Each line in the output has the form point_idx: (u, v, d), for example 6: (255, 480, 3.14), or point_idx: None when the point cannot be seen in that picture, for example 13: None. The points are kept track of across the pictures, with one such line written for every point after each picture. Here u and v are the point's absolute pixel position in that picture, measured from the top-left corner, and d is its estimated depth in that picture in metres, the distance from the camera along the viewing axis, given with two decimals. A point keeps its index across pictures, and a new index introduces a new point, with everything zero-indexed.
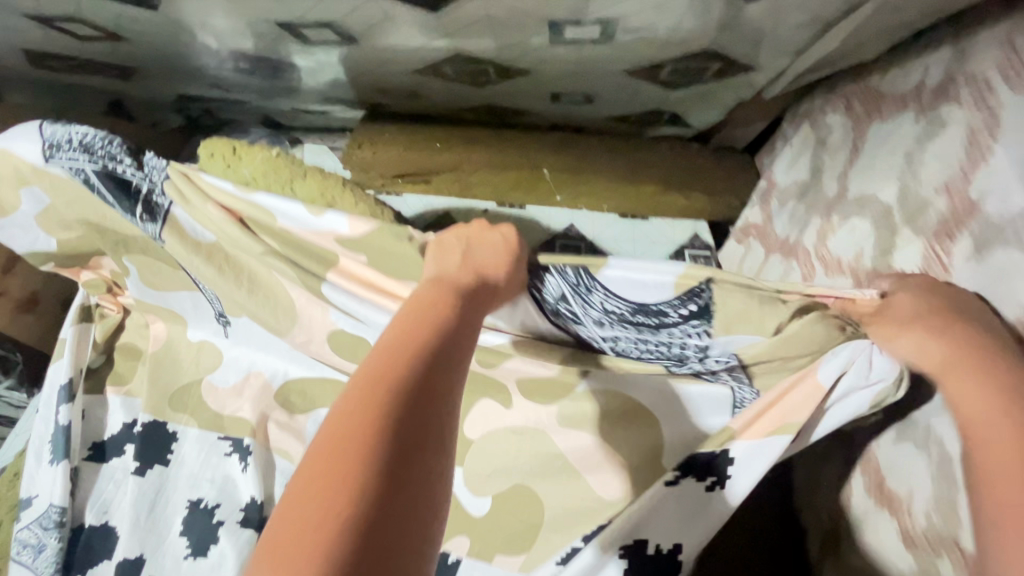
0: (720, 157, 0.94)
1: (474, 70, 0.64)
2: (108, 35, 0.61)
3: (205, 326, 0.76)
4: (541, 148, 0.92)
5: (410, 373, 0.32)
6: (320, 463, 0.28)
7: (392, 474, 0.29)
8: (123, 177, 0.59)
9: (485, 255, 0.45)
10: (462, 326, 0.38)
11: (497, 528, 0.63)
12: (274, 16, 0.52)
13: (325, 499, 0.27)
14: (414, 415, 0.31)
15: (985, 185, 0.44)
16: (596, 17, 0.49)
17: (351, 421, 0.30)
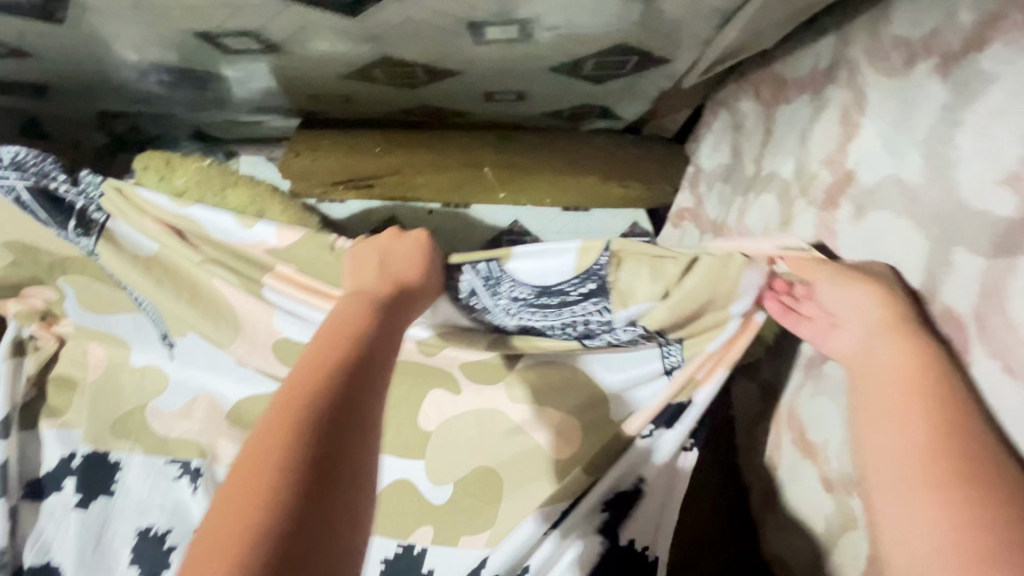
0: (654, 146, 0.97)
1: (404, 73, 0.64)
2: (13, 52, 0.59)
3: (149, 350, 0.72)
4: (482, 147, 0.93)
5: (335, 377, 0.34)
6: (241, 481, 0.29)
7: (315, 482, 0.29)
8: (57, 193, 0.60)
9: (401, 263, 0.48)
10: (385, 331, 0.40)
11: (460, 512, 0.63)
12: (187, 26, 0.51)
13: (246, 512, 0.27)
14: (337, 421, 0.32)
15: (858, 155, 0.49)
16: (512, 17, 0.50)
17: (272, 434, 0.30)
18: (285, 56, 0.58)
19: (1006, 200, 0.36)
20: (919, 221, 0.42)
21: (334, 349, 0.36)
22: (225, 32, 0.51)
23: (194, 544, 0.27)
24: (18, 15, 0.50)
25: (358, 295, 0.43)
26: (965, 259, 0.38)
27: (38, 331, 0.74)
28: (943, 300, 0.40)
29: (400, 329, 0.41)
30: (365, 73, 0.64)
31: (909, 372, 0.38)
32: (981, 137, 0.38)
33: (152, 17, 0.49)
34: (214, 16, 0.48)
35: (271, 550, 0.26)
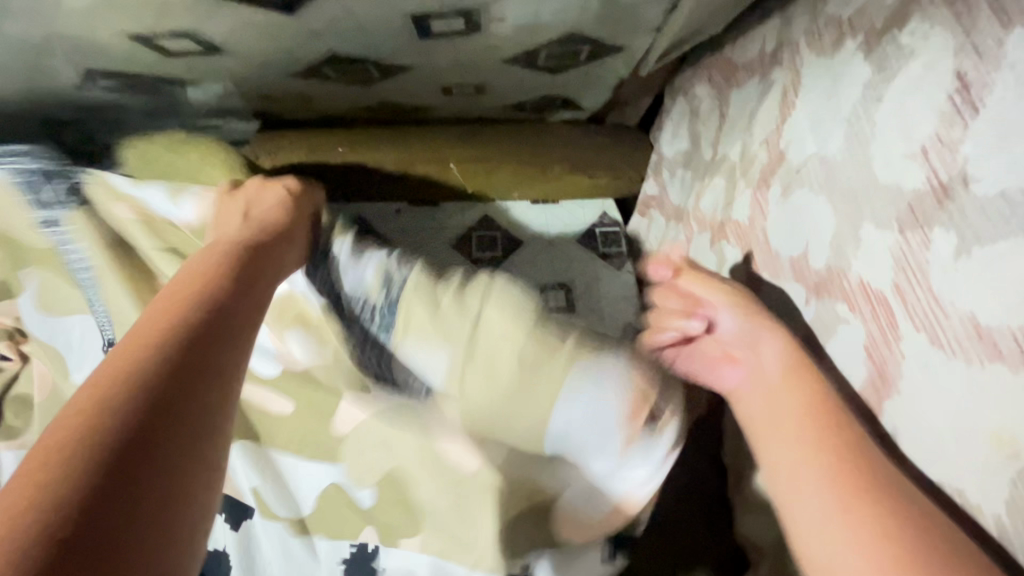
0: (618, 134, 0.98)
1: (355, 69, 0.63)
2: None
3: (85, 364, 0.64)
4: (447, 142, 0.93)
5: (191, 305, 0.36)
6: (106, 370, 0.31)
7: (183, 365, 0.32)
8: (52, 171, 0.62)
9: (266, 214, 0.53)
10: (251, 262, 0.44)
11: (393, 518, 0.51)
12: (120, 28, 0.49)
13: (114, 388, 0.29)
14: (208, 322, 0.35)
15: (790, 134, 0.49)
16: (455, 8, 0.50)
17: (142, 336, 0.33)
18: (226, 56, 0.56)
19: (914, 176, 0.37)
20: (826, 195, 0.44)
21: (207, 275, 0.40)
22: (160, 34, 0.50)
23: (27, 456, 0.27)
24: None
25: (236, 236, 0.48)
26: (873, 235, 0.40)
27: (1, 348, 0.70)
28: (855, 275, 0.41)
29: (267, 275, 0.44)
30: (313, 71, 0.63)
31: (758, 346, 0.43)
32: (897, 112, 0.39)
33: (79, 19, 0.47)
34: (145, 16, 0.47)
35: (125, 415, 0.28)
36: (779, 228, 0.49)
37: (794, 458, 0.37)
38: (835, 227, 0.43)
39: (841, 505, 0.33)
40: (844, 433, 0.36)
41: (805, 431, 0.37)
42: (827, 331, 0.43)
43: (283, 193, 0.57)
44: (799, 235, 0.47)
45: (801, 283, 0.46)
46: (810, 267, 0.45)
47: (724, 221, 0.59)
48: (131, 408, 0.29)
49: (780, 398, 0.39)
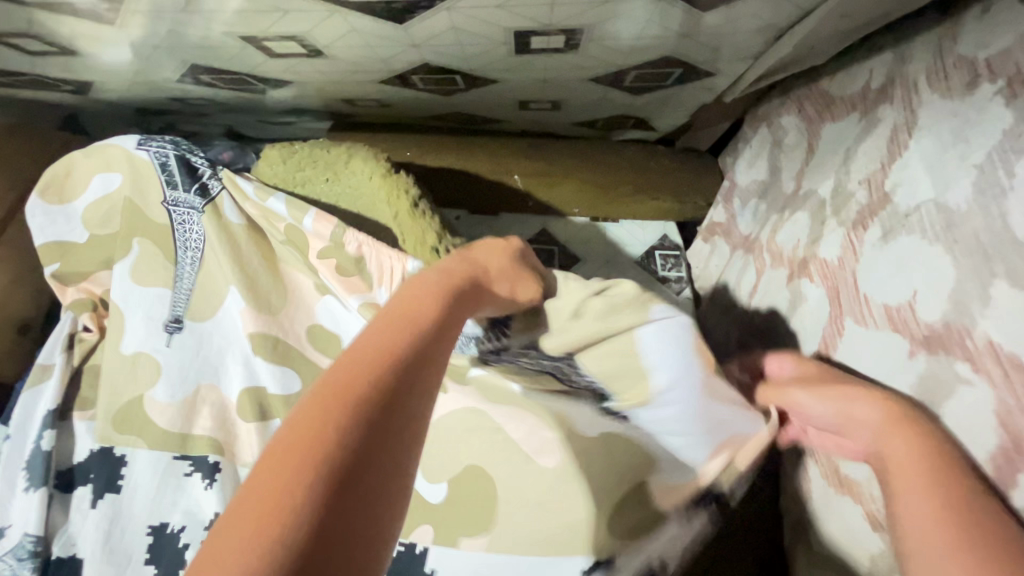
0: (685, 159, 0.97)
1: (442, 79, 0.64)
2: (64, 51, 0.57)
3: (149, 339, 0.70)
4: (513, 154, 0.94)
5: (399, 351, 0.35)
6: (296, 434, 0.30)
7: (362, 456, 0.29)
8: (194, 164, 0.72)
9: (489, 259, 0.51)
10: (451, 323, 0.40)
11: (454, 512, 0.55)
12: (237, 29, 0.50)
13: (297, 471, 0.28)
14: (394, 402, 0.32)
15: (898, 177, 0.47)
16: (561, 27, 0.49)
17: (333, 397, 0.31)
18: (326, 60, 0.57)
19: None
20: (945, 248, 0.42)
21: (403, 331, 0.37)
22: (272, 35, 0.51)
23: (254, 466, 0.29)
24: (73, 16, 0.49)
25: (448, 278, 0.45)
26: (1005, 295, 0.37)
27: (86, 319, 0.75)
28: (981, 333, 0.38)
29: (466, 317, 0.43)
30: (403, 78, 0.64)
31: (931, 452, 0.38)
32: None
33: (203, 20, 0.49)
34: (264, 18, 0.48)
35: (303, 519, 0.26)
36: (876, 274, 0.47)
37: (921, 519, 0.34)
38: (955, 279, 0.41)
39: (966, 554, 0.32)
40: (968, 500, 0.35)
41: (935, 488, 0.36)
42: (942, 390, 0.41)
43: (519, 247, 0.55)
44: (898, 285, 0.45)
45: (902, 335, 0.44)
46: (916, 319, 0.43)
47: (806, 258, 0.56)
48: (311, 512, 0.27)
49: (900, 455, 0.39)
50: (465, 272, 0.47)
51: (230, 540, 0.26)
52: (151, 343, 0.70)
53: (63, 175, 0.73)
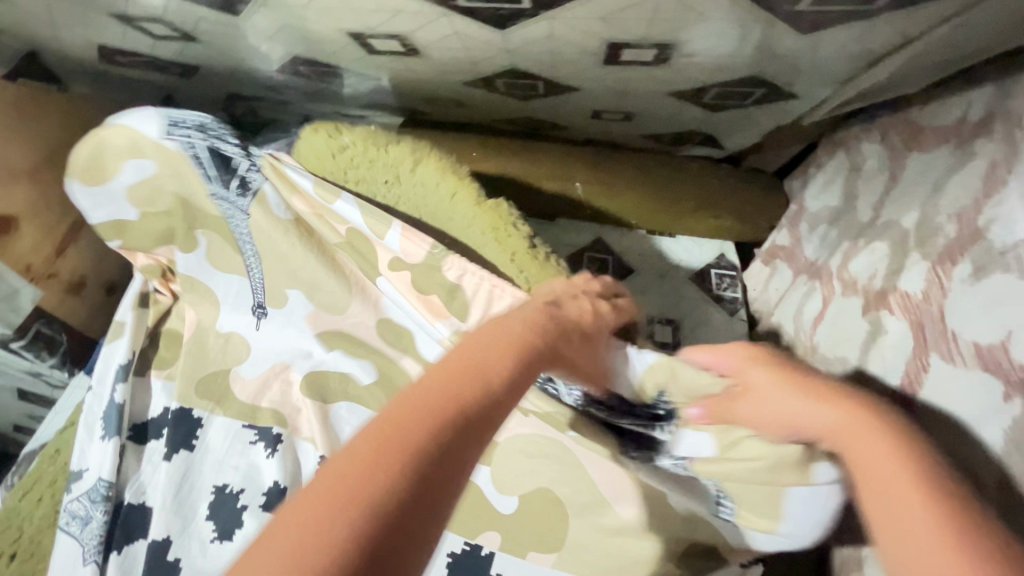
0: (751, 179, 0.95)
1: (524, 84, 0.66)
2: (184, 36, 0.62)
3: (239, 316, 0.77)
4: (577, 161, 0.95)
5: (463, 401, 0.34)
6: (340, 473, 0.30)
7: (406, 514, 0.29)
8: (227, 154, 0.69)
9: (570, 314, 0.47)
10: (523, 377, 0.38)
11: (525, 527, 0.63)
12: (347, 26, 0.54)
13: (333, 518, 0.28)
14: (448, 456, 0.31)
15: (993, 213, 0.46)
16: (655, 41, 0.50)
17: (385, 438, 0.31)
18: (421, 60, 0.60)
19: None
20: None
21: (472, 378, 0.35)
22: (377, 33, 0.54)
23: (288, 501, 0.29)
24: (201, 5, 0.54)
25: (527, 325, 0.42)
26: None
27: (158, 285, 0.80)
28: None
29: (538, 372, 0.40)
30: (487, 81, 0.67)
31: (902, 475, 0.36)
32: None
33: (317, 15, 0.52)
34: (373, 17, 0.51)
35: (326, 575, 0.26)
36: (963, 311, 0.47)
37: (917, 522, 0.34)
38: None
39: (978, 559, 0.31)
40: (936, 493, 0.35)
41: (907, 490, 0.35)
42: None
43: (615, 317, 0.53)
44: (991, 323, 0.44)
45: (994, 376, 0.43)
46: (1009, 359, 0.42)
47: (884, 288, 0.57)
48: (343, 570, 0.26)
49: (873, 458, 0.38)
50: (545, 323, 0.43)
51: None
52: (241, 323, 0.77)
53: (96, 157, 0.69)
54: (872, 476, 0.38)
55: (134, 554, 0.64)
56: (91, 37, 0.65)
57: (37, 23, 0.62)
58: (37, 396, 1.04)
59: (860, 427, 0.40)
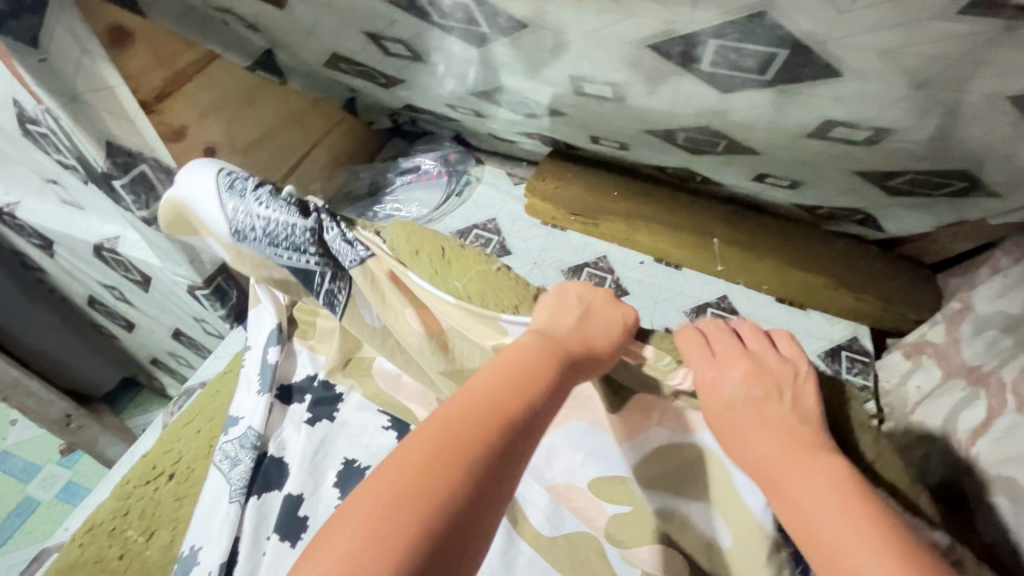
0: (900, 268, 0.92)
1: (704, 141, 0.69)
2: (414, 55, 0.70)
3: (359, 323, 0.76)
4: (717, 219, 0.97)
5: (510, 410, 0.41)
6: (424, 463, 0.36)
7: (477, 490, 0.36)
8: (304, 266, 0.67)
9: (602, 335, 0.51)
10: (557, 390, 0.45)
11: None
12: (572, 70, 0.59)
13: (418, 498, 0.35)
14: (502, 455, 0.39)
15: None
16: (875, 125, 0.51)
17: (456, 432, 0.39)
18: (621, 107, 0.64)
19: None
20: None
21: (514, 388, 0.43)
22: (597, 79, 0.59)
23: (374, 479, 0.36)
24: (450, 35, 0.61)
25: (556, 348, 0.48)
26: None
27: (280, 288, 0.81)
28: None
29: (571, 388, 0.47)
30: (668, 133, 0.70)
31: (788, 447, 0.42)
32: None
33: (548, 57, 0.58)
34: (601, 65, 0.55)
35: (426, 538, 0.34)
36: None
37: (849, 538, 0.36)
38: None
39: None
40: (894, 520, 0.36)
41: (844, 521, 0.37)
42: None
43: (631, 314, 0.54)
44: None
45: None
46: None
47: None
48: (426, 540, 0.33)
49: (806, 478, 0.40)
50: (577, 345, 0.49)
51: (366, 528, 0.34)
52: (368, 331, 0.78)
53: (180, 220, 0.69)
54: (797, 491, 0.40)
55: (270, 502, 0.70)
56: (331, 46, 0.75)
57: (296, 33, 0.72)
58: (188, 338, 1.19)
59: (807, 456, 0.41)
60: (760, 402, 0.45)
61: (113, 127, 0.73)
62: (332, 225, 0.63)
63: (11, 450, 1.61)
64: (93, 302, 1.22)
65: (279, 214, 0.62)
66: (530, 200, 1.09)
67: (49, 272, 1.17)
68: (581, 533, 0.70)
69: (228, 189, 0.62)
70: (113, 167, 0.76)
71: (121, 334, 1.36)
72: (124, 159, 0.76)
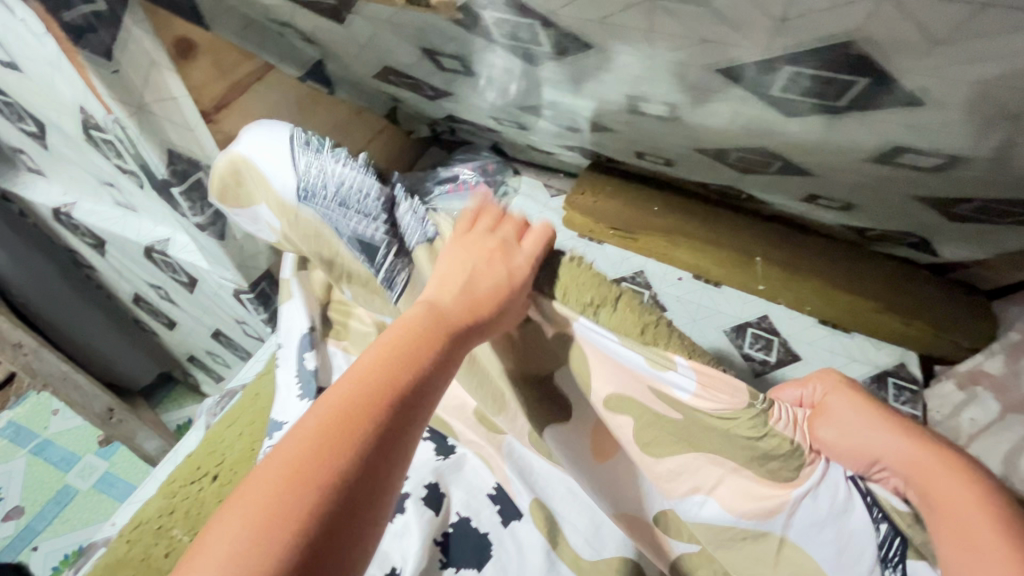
0: (952, 295, 0.88)
1: (758, 161, 0.67)
2: (467, 70, 0.70)
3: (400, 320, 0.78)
4: (760, 237, 0.95)
5: (379, 396, 0.42)
6: (293, 469, 0.38)
7: (349, 483, 0.39)
8: (371, 237, 0.63)
9: (487, 297, 0.50)
10: (439, 367, 0.47)
11: None
12: (630, 88, 0.58)
13: (289, 502, 0.37)
14: (371, 440, 0.41)
15: None
16: (949, 153, 0.49)
17: (319, 432, 0.40)
18: (675, 126, 0.64)
19: None
20: None
21: (386, 372, 0.44)
22: (654, 99, 0.58)
23: (243, 495, 0.38)
24: (507, 51, 0.61)
25: (438, 329, 0.47)
26: None
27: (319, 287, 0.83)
28: None
29: (456, 360, 0.48)
30: (721, 152, 0.69)
31: (908, 457, 0.48)
32: None
33: (606, 75, 0.58)
34: (661, 86, 0.55)
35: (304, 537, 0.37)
36: None
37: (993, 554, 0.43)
38: None
39: (1011, 554, 0.42)
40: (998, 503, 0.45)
41: (980, 519, 0.44)
42: None
43: (541, 252, 0.53)
44: None
45: None
46: None
47: None
48: (299, 540, 0.36)
49: (952, 490, 0.46)
50: (459, 318, 0.49)
51: (240, 536, 0.36)
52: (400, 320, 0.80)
53: (234, 182, 0.69)
54: (945, 497, 0.46)
55: None
56: (384, 59, 0.76)
57: (350, 46, 0.73)
58: (227, 338, 1.22)
59: (937, 460, 0.47)
60: (885, 419, 0.50)
61: (173, 134, 0.76)
62: (406, 198, 0.64)
63: (52, 439, 1.67)
64: (138, 300, 1.26)
65: (355, 175, 0.62)
66: (567, 212, 1.08)
67: (99, 269, 1.21)
68: (621, 557, 0.69)
69: (303, 145, 0.63)
70: (173, 175, 0.79)
71: (161, 331, 1.40)
72: (184, 167, 0.80)
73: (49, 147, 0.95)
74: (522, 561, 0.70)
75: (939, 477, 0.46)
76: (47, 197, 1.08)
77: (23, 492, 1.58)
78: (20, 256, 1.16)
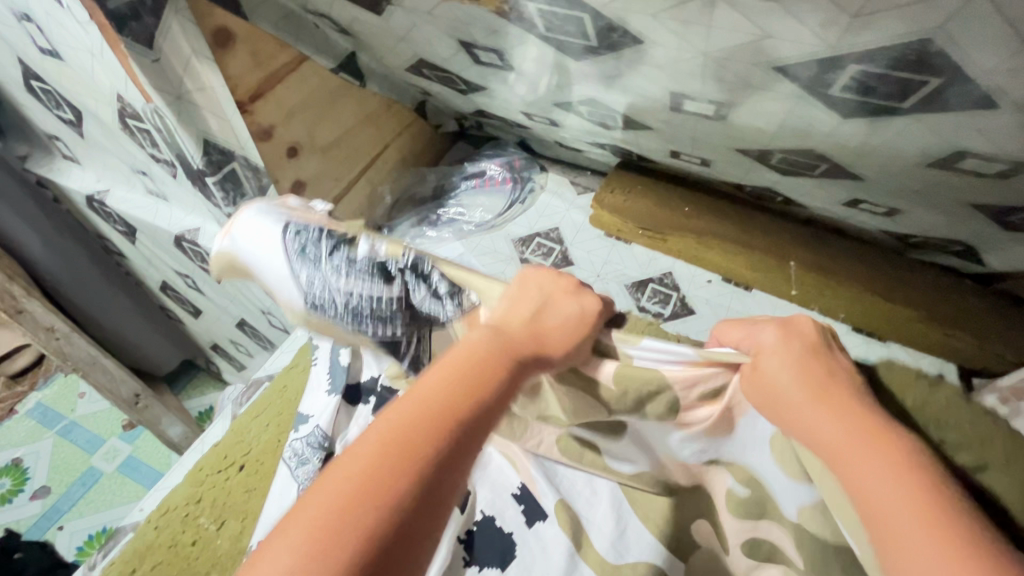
0: (997, 305, 0.84)
1: (803, 163, 0.65)
2: (504, 64, 0.69)
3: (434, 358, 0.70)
4: (795, 241, 0.92)
5: (457, 412, 0.39)
6: (363, 477, 0.35)
7: (417, 503, 0.35)
8: (392, 335, 0.61)
9: (555, 330, 0.48)
10: (513, 387, 0.43)
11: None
12: (674, 86, 0.57)
13: (355, 513, 0.34)
14: (445, 460, 0.37)
15: None
16: (1015, 159, 0.47)
17: (394, 440, 0.37)
18: (717, 125, 0.62)
19: None
20: None
21: (464, 385, 0.41)
22: (698, 97, 0.57)
23: (304, 499, 0.35)
24: (548, 47, 0.60)
25: (515, 349, 0.45)
26: None
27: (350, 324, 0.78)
28: None
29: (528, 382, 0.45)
30: (764, 153, 0.66)
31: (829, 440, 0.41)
32: None
33: (649, 72, 0.56)
34: (708, 84, 0.53)
35: (358, 554, 0.33)
36: None
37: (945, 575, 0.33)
38: None
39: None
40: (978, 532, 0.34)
41: (912, 509, 0.36)
42: None
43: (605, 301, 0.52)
44: None
45: None
46: None
47: None
48: (360, 558, 0.33)
49: (879, 479, 0.38)
50: (530, 342, 0.46)
51: (296, 545, 0.33)
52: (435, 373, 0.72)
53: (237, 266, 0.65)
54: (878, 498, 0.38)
55: None
56: (419, 52, 0.75)
57: (386, 38, 0.73)
58: (251, 329, 1.23)
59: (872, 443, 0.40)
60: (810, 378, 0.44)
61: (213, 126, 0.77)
62: (418, 283, 0.58)
63: (77, 421, 1.70)
64: (165, 288, 1.27)
65: (359, 286, 0.58)
66: (595, 211, 1.06)
67: (129, 257, 1.23)
68: (647, 564, 0.66)
69: (300, 254, 0.58)
70: (208, 165, 0.81)
71: (186, 319, 1.42)
72: (218, 157, 0.81)
73: (85, 135, 0.97)
74: (547, 563, 0.67)
75: (873, 467, 0.39)
76: (82, 184, 1.09)
77: (51, 471, 1.62)
78: (56, 242, 1.19)
